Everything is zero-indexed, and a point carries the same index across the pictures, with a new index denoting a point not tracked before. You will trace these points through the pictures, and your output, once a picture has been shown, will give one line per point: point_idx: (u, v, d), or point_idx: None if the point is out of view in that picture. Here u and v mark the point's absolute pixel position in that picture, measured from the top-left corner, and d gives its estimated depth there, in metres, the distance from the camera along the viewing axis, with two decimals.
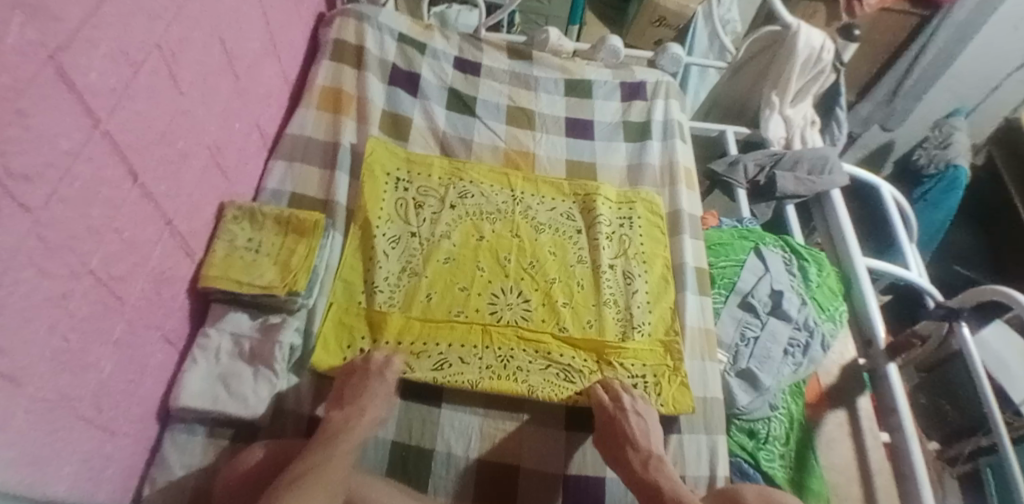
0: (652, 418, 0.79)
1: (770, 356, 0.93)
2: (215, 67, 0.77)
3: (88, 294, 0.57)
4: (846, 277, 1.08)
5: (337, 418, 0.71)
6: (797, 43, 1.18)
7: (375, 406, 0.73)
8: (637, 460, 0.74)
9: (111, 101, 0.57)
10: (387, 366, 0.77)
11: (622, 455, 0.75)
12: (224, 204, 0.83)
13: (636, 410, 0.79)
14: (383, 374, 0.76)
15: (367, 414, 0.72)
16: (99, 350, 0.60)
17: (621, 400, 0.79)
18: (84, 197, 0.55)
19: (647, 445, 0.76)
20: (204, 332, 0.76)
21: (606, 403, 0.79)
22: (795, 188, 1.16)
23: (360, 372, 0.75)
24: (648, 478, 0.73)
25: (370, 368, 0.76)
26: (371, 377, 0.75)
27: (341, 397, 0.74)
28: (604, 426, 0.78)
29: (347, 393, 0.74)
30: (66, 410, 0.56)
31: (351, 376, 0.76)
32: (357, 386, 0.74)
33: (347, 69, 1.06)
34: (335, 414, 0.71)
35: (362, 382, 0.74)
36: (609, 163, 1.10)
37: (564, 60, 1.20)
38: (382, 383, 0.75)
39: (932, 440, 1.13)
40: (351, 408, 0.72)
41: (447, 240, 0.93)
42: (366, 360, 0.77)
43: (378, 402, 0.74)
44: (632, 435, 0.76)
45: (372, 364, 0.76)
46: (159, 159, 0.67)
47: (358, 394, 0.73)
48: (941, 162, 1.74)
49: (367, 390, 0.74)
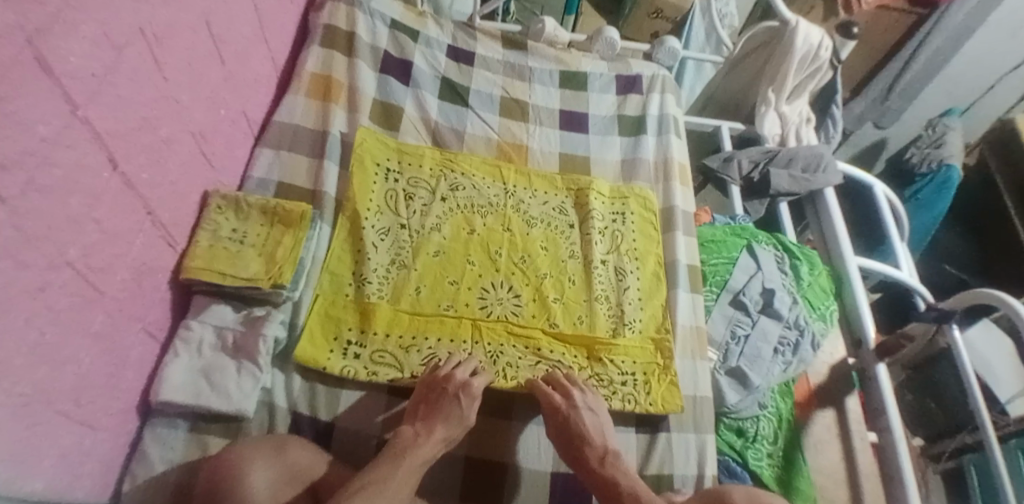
0: (603, 411, 0.78)
1: (760, 355, 0.93)
2: (201, 52, 0.75)
3: (67, 286, 0.55)
4: (838, 276, 1.08)
5: (407, 433, 0.70)
6: (795, 40, 1.17)
7: (446, 428, 0.71)
8: (593, 456, 0.73)
9: (92, 87, 0.54)
10: (463, 388, 0.74)
11: (578, 454, 0.74)
12: (209, 193, 0.81)
13: (588, 406, 0.77)
14: (459, 398, 0.73)
15: (435, 435, 0.70)
16: (77, 342, 0.58)
17: (571, 397, 0.77)
18: (63, 186, 0.53)
19: (602, 442, 0.75)
20: (187, 324, 0.74)
21: (559, 403, 0.76)
22: (789, 186, 1.16)
23: (438, 390, 0.74)
24: (603, 474, 0.72)
25: (450, 386, 0.74)
26: (455, 399, 0.73)
27: (418, 413, 0.73)
28: (558, 428, 0.76)
29: (423, 411, 0.73)
30: (45, 404, 0.54)
31: (428, 394, 0.75)
32: (437, 407, 0.73)
33: (337, 55, 1.03)
34: (405, 430, 0.71)
35: (438, 400, 0.73)
36: (603, 157, 1.09)
37: (559, 51, 1.18)
38: (465, 408, 0.73)
39: (916, 437, 1.15)
40: (422, 426, 0.71)
41: (437, 232, 0.91)
42: (448, 378, 0.75)
43: (451, 422, 0.72)
44: (586, 432, 0.75)
45: (456, 383, 0.74)
46: (142, 146, 0.65)
47: (433, 413, 0.72)
48: (933, 161, 1.74)
49: (443, 411, 0.72)
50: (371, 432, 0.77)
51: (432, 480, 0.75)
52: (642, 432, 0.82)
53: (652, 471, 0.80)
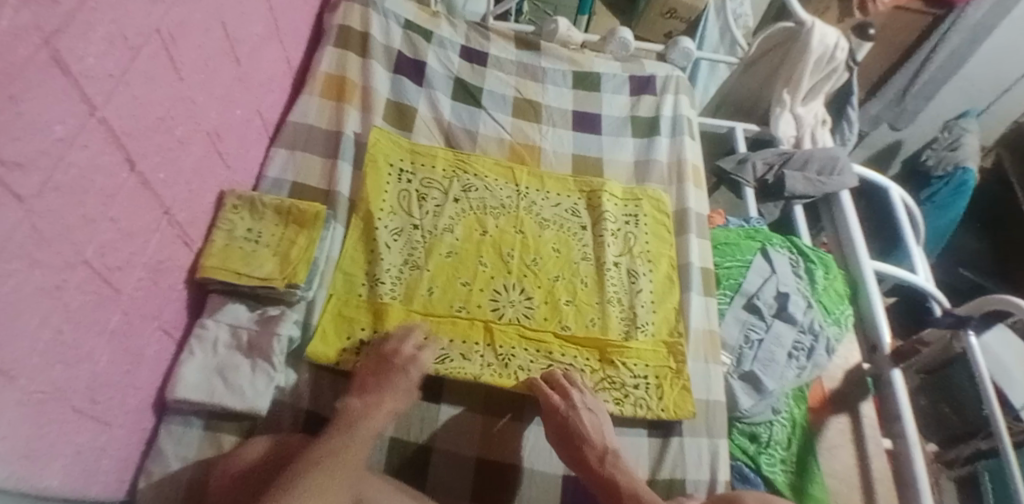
0: (602, 411, 0.78)
1: (774, 359, 0.92)
2: (216, 52, 0.75)
3: (83, 285, 0.56)
4: (853, 280, 1.07)
5: (355, 406, 0.70)
6: (810, 41, 1.16)
7: (394, 399, 0.73)
8: (593, 457, 0.74)
9: (109, 87, 0.55)
10: (412, 361, 0.76)
11: (580, 454, 0.74)
12: (224, 192, 0.81)
13: (587, 406, 0.77)
14: (407, 370, 0.75)
15: (385, 406, 0.72)
16: (93, 340, 0.59)
17: (571, 397, 0.77)
18: (79, 185, 0.53)
19: (602, 441, 0.75)
20: (202, 323, 0.75)
21: (558, 404, 0.76)
22: (804, 188, 1.15)
23: (384, 365, 0.74)
24: (604, 475, 0.73)
25: (398, 361, 0.75)
26: (401, 371, 0.74)
27: (362, 385, 0.74)
28: (557, 428, 0.76)
29: (369, 382, 0.73)
30: (60, 402, 0.55)
31: (376, 367, 0.75)
32: (380, 377, 0.74)
33: (351, 55, 1.04)
34: (353, 403, 0.71)
35: (386, 375, 0.74)
36: (616, 159, 1.09)
37: (573, 52, 1.18)
38: (406, 378, 0.74)
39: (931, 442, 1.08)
40: (371, 397, 0.72)
41: (450, 233, 0.92)
42: (395, 353, 0.75)
43: (399, 389, 0.74)
44: (585, 432, 0.75)
45: (400, 358, 0.75)
46: (158, 146, 0.65)
47: (380, 387, 0.73)
48: (950, 164, 1.72)
49: (391, 384, 0.73)
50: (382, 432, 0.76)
51: (438, 480, 0.75)
52: (654, 435, 0.82)
53: (664, 476, 0.79)
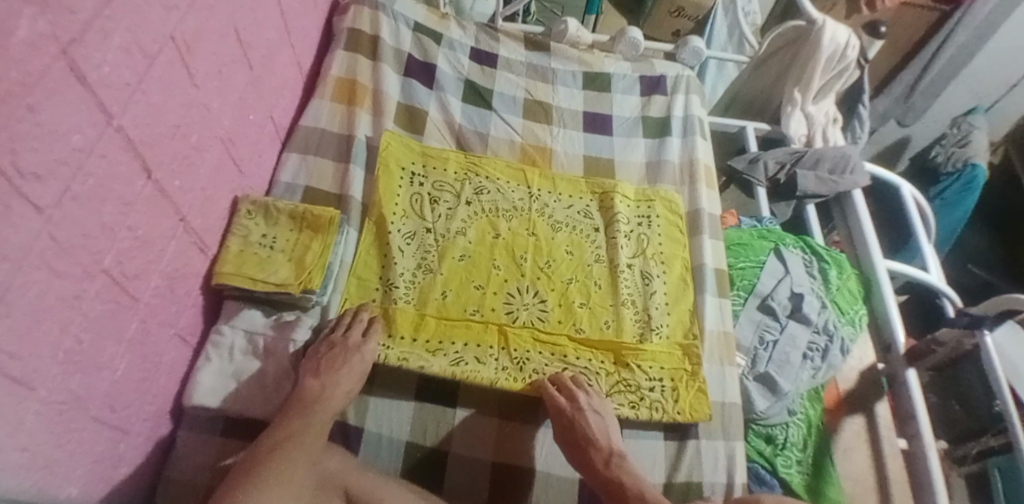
0: (608, 413, 0.78)
1: (790, 361, 0.92)
2: (229, 58, 0.75)
3: (101, 293, 0.56)
4: (866, 280, 1.06)
5: (312, 388, 0.70)
6: (821, 39, 1.15)
7: (348, 378, 0.72)
8: (599, 459, 0.74)
9: (125, 96, 0.55)
10: (363, 346, 0.75)
11: (584, 456, 0.75)
12: (238, 198, 0.81)
13: (592, 407, 0.77)
14: (361, 350, 0.74)
15: (341, 385, 0.72)
16: (112, 349, 0.59)
17: (576, 399, 0.77)
18: (97, 195, 0.53)
19: (607, 442, 0.76)
20: (218, 329, 0.75)
21: (563, 406, 0.76)
22: (816, 188, 1.14)
23: (335, 349, 0.73)
24: (610, 476, 0.73)
25: (348, 344, 0.74)
26: (354, 351, 0.74)
27: (314, 365, 0.72)
28: (564, 430, 0.76)
29: (324, 362, 0.72)
30: (79, 411, 0.55)
31: (327, 352, 0.73)
32: (332, 356, 0.73)
33: (362, 58, 1.04)
34: (309, 384, 0.70)
35: (342, 357, 0.73)
36: (628, 160, 1.08)
37: (583, 53, 1.17)
38: (358, 358, 0.74)
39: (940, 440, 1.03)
40: (328, 378, 0.71)
41: (462, 236, 0.91)
42: (345, 339, 0.75)
43: (354, 368, 0.73)
44: (590, 434, 0.75)
45: (351, 341, 0.75)
46: (174, 154, 0.65)
47: (335, 367, 0.72)
48: (959, 160, 1.71)
49: (346, 365, 0.73)
50: (397, 435, 0.76)
51: (453, 485, 0.75)
52: (670, 439, 0.82)
53: (680, 480, 0.79)
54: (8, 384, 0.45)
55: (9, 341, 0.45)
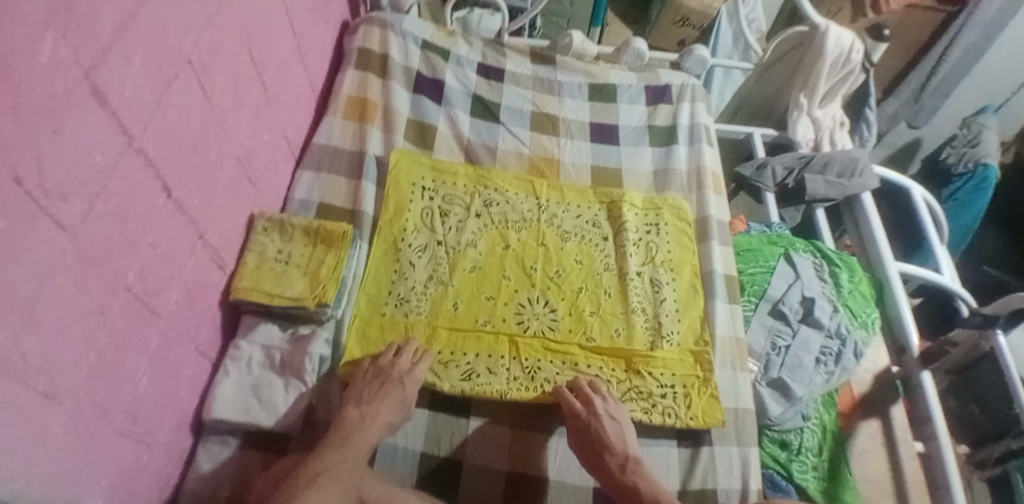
0: (624, 419, 0.79)
1: (803, 365, 0.91)
2: (243, 77, 0.78)
3: (124, 309, 0.58)
4: (879, 283, 1.06)
5: (353, 417, 0.72)
6: (825, 44, 1.16)
7: (389, 411, 0.74)
8: (614, 464, 0.75)
9: (144, 117, 0.57)
10: (408, 374, 0.77)
11: (599, 462, 0.75)
12: (254, 215, 0.83)
13: (609, 413, 0.77)
14: (404, 383, 0.75)
15: (381, 418, 0.73)
16: (135, 361, 0.61)
17: (593, 404, 0.77)
18: (119, 213, 0.55)
19: (623, 449, 0.76)
20: (236, 344, 0.76)
21: (579, 410, 0.77)
22: (825, 191, 1.14)
23: (383, 376, 0.75)
24: (626, 482, 0.74)
25: (394, 373, 0.76)
26: (398, 383, 0.75)
27: (358, 394, 0.75)
28: (579, 433, 0.76)
29: (365, 392, 0.75)
30: (103, 423, 0.57)
31: (373, 378, 0.76)
32: (377, 387, 0.75)
33: (372, 77, 1.06)
34: (350, 412, 0.73)
35: (382, 387, 0.74)
36: (635, 169, 1.09)
37: (588, 64, 1.19)
38: (400, 389, 0.75)
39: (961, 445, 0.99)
40: (369, 408, 0.73)
41: (473, 248, 0.93)
42: (392, 365, 0.77)
43: (393, 399, 0.74)
44: (606, 439, 0.76)
45: (397, 370, 0.76)
46: (192, 172, 0.68)
47: (378, 397, 0.74)
48: (971, 160, 1.69)
49: (387, 396, 0.74)
50: (411, 445, 0.78)
51: (468, 494, 0.76)
52: (684, 445, 0.82)
53: (694, 486, 0.79)
54: (34, 396, 0.47)
55: (36, 354, 0.46)
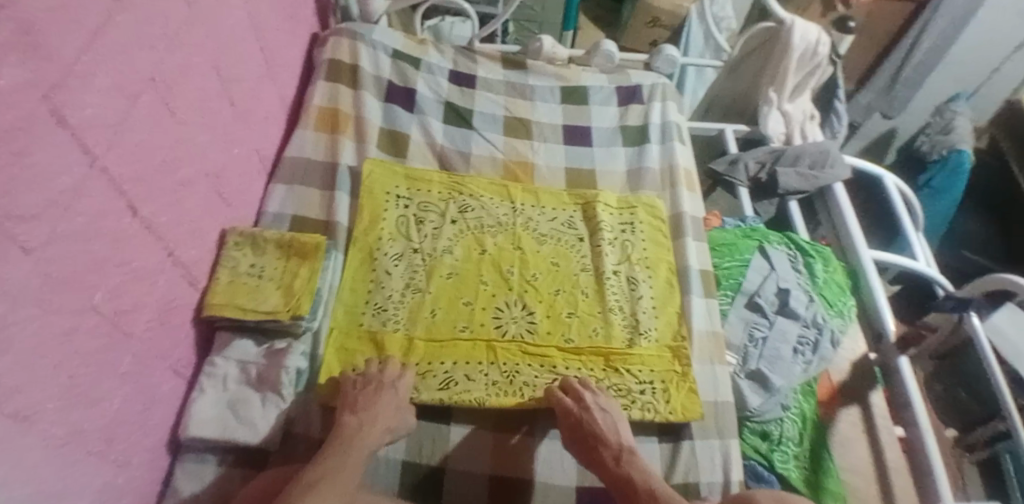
0: (616, 411, 0.79)
1: (780, 356, 0.93)
2: (209, 93, 0.78)
3: (95, 329, 0.57)
4: (854, 272, 1.08)
5: (350, 424, 0.71)
6: (792, 38, 1.18)
7: (386, 418, 0.72)
8: (608, 456, 0.74)
9: (108, 137, 0.57)
10: (399, 382, 0.77)
11: (594, 456, 0.75)
12: (226, 230, 0.83)
13: (599, 406, 0.78)
14: (396, 387, 0.76)
15: (379, 424, 0.72)
16: (107, 383, 0.60)
17: (583, 399, 0.78)
18: (85, 232, 0.55)
19: (617, 440, 0.76)
20: (211, 360, 0.76)
21: (571, 406, 0.77)
22: (798, 184, 1.16)
23: (375, 382, 0.75)
24: (620, 473, 0.73)
25: (383, 378, 0.76)
26: (387, 388, 0.75)
27: (352, 401, 0.74)
28: (571, 430, 0.76)
29: (359, 399, 0.73)
30: (80, 445, 0.56)
31: (370, 388, 0.75)
32: (368, 393, 0.74)
33: (343, 88, 1.06)
34: (347, 420, 0.71)
35: (376, 393, 0.74)
36: (609, 169, 1.10)
37: (559, 68, 1.20)
38: (390, 394, 0.75)
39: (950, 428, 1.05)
40: (365, 414, 0.72)
41: (449, 254, 0.93)
42: (381, 375, 0.77)
43: (387, 405, 0.73)
44: (600, 432, 0.75)
45: (386, 377, 0.77)
46: (160, 191, 0.68)
47: (372, 404, 0.72)
48: (944, 147, 1.71)
49: (381, 399, 0.73)
50: (394, 455, 0.77)
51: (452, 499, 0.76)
52: (665, 441, 0.82)
53: (677, 480, 0.79)
54: (7, 420, 0.46)
55: (7, 378, 0.46)
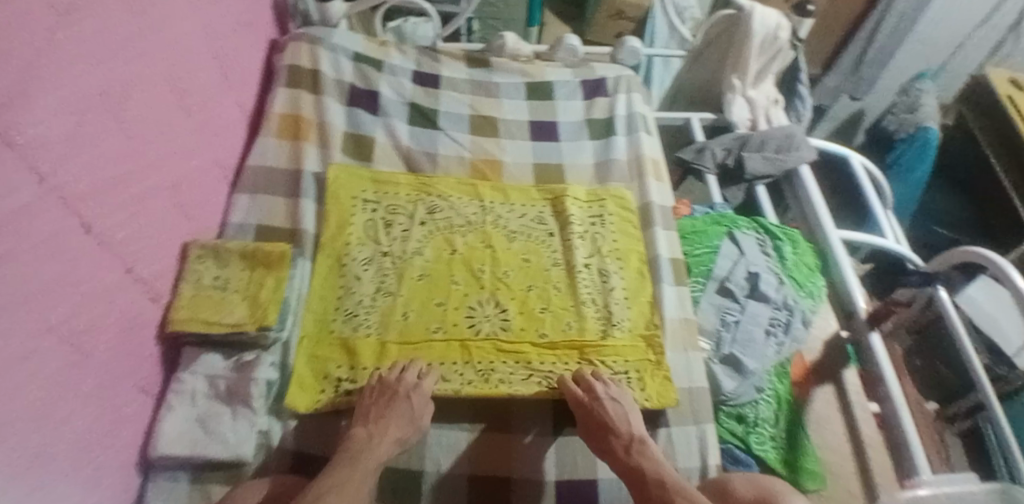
0: (627, 401, 0.80)
1: (753, 339, 0.94)
2: (163, 105, 0.77)
3: (55, 350, 0.56)
4: (823, 252, 1.09)
5: (360, 436, 0.72)
6: (751, 24, 1.19)
7: (398, 428, 0.73)
8: (619, 446, 0.75)
9: (56, 155, 0.56)
10: (415, 389, 0.76)
11: (606, 446, 0.76)
12: (188, 243, 0.82)
13: (610, 396, 0.79)
14: (410, 398, 0.75)
15: (389, 434, 0.72)
16: (70, 404, 0.59)
17: (594, 389, 0.79)
18: (38, 253, 0.54)
19: (628, 429, 0.76)
20: (178, 377, 0.75)
21: (581, 396, 0.78)
22: (764, 168, 1.18)
23: (388, 393, 0.75)
24: (631, 463, 0.73)
25: (400, 389, 0.75)
26: (404, 401, 0.74)
27: (368, 411, 0.75)
28: (583, 422, 0.78)
29: (372, 410, 0.74)
30: (47, 470, 0.55)
31: (378, 396, 0.76)
32: (387, 405, 0.74)
33: (304, 93, 1.05)
34: (357, 432, 0.72)
35: (390, 403, 0.74)
36: (577, 163, 1.10)
37: (524, 64, 1.21)
38: (406, 403, 0.74)
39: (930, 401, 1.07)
40: (375, 427, 0.73)
41: (419, 256, 0.92)
42: (400, 381, 0.76)
43: (402, 413, 0.74)
44: (610, 422, 0.76)
45: (402, 384, 0.76)
46: (115, 207, 0.66)
47: (385, 415, 0.73)
48: (911, 126, 1.74)
49: (393, 411, 0.73)
50: None
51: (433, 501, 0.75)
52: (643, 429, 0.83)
53: None
54: None
55: None
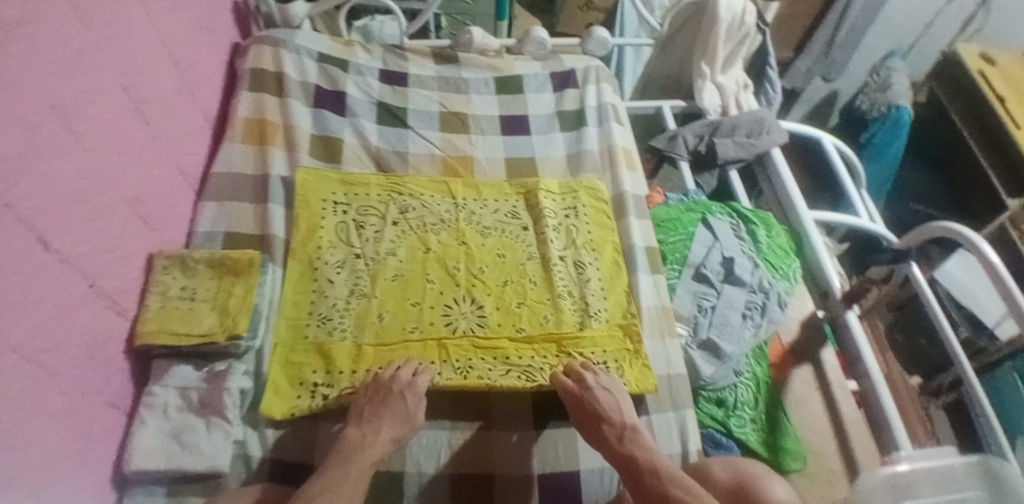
0: (618, 390, 0.80)
1: (729, 322, 0.95)
2: (121, 115, 0.75)
3: (19, 370, 0.55)
4: (796, 234, 1.10)
5: (354, 435, 0.72)
6: (718, 9, 1.20)
7: (391, 427, 0.72)
8: (612, 434, 0.75)
9: (9, 172, 0.54)
10: (409, 387, 0.76)
11: (599, 435, 0.76)
12: (153, 255, 0.80)
13: (602, 385, 0.79)
14: (405, 396, 0.75)
15: (384, 434, 0.72)
16: (37, 425, 0.57)
17: (585, 380, 0.79)
18: None
19: (620, 418, 0.76)
20: (149, 390, 0.73)
21: (573, 388, 0.78)
22: (736, 152, 1.18)
23: (383, 390, 0.75)
24: (624, 451, 0.73)
25: (394, 388, 0.75)
26: (400, 396, 0.74)
27: (365, 410, 0.74)
28: (575, 412, 0.77)
29: (367, 410, 0.74)
30: (17, 492, 0.54)
31: (375, 389, 0.76)
32: (382, 404, 0.74)
33: (268, 97, 1.03)
34: (351, 433, 0.72)
35: (384, 401, 0.74)
36: (549, 156, 1.10)
37: (492, 59, 1.20)
38: (401, 402, 0.74)
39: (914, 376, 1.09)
40: (368, 426, 0.73)
41: (393, 257, 0.91)
42: (393, 379, 0.76)
43: (398, 413, 0.73)
44: (603, 411, 0.76)
45: (396, 385, 0.76)
46: (74, 221, 0.65)
47: (379, 413, 0.73)
48: (883, 105, 1.78)
49: (388, 410, 0.73)
50: None
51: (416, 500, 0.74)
52: None
53: None
54: None
55: None
